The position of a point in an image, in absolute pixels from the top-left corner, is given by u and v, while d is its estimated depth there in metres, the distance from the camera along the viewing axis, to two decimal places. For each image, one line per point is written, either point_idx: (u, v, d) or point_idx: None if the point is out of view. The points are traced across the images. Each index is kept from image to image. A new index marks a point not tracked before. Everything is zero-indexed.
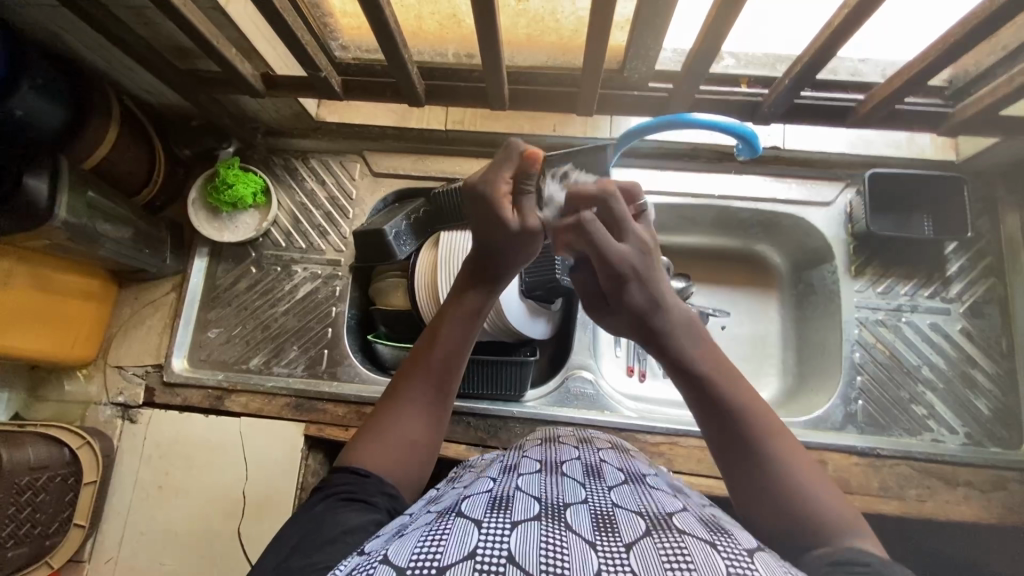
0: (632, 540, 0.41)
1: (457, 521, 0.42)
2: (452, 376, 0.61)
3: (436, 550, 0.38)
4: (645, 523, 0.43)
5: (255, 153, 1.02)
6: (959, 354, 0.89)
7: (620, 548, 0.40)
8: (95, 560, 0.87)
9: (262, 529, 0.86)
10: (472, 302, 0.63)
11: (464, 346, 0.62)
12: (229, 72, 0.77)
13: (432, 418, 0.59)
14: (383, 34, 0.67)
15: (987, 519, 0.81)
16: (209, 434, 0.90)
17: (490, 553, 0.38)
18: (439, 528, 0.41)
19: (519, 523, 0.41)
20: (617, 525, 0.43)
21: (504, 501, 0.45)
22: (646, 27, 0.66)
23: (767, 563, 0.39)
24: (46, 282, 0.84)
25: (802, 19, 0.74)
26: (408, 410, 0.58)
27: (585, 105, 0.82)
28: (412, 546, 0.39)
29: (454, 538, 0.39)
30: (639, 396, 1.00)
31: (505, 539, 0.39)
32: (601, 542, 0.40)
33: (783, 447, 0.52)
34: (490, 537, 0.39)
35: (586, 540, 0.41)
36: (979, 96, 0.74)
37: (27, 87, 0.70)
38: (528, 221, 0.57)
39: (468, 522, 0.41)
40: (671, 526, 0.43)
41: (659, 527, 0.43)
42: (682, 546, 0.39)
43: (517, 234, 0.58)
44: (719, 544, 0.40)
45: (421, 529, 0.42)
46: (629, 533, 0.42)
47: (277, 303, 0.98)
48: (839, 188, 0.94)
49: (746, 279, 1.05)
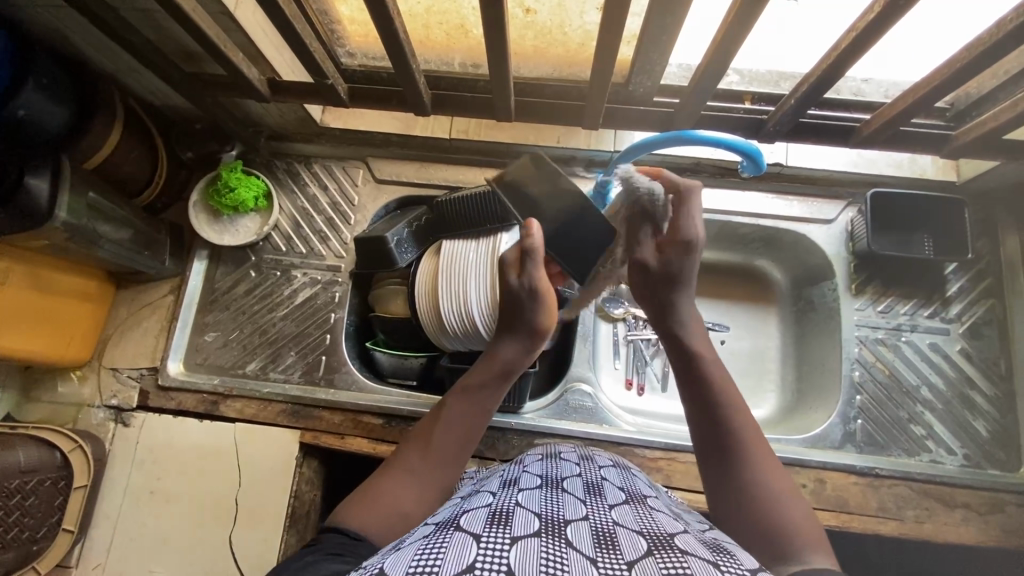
0: (634, 559, 0.40)
1: (456, 535, 0.42)
2: (457, 453, 0.62)
3: (434, 563, 0.37)
4: (646, 542, 0.43)
5: (258, 157, 1.02)
6: (959, 375, 0.89)
7: (622, 565, 0.39)
8: (82, 566, 0.85)
9: (255, 538, 0.85)
10: (503, 365, 0.67)
11: (474, 423, 0.64)
12: (236, 77, 0.77)
13: (428, 491, 0.58)
14: (392, 42, 0.67)
15: (985, 542, 0.80)
16: (204, 439, 0.89)
17: (489, 568, 0.37)
18: (437, 542, 0.41)
19: (518, 539, 0.41)
20: (618, 543, 0.43)
21: (504, 517, 0.45)
22: (654, 42, 0.66)
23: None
24: (42, 282, 0.83)
25: (806, 40, 0.75)
26: (409, 481, 0.58)
27: (590, 118, 0.83)
28: (409, 560, 0.38)
29: (453, 552, 0.39)
30: (638, 410, 0.99)
31: (504, 555, 0.39)
32: (603, 559, 0.40)
33: (752, 450, 0.57)
34: (489, 553, 0.39)
35: (587, 556, 0.40)
36: (983, 120, 0.74)
37: (31, 85, 0.70)
38: (534, 279, 0.66)
39: (467, 536, 0.41)
40: (673, 546, 0.42)
41: (660, 547, 0.42)
42: (685, 565, 0.39)
43: (525, 296, 0.67)
44: (721, 564, 0.40)
45: (419, 542, 0.42)
46: (630, 552, 0.41)
47: (276, 308, 0.97)
48: (841, 206, 0.94)
49: (745, 294, 1.05)
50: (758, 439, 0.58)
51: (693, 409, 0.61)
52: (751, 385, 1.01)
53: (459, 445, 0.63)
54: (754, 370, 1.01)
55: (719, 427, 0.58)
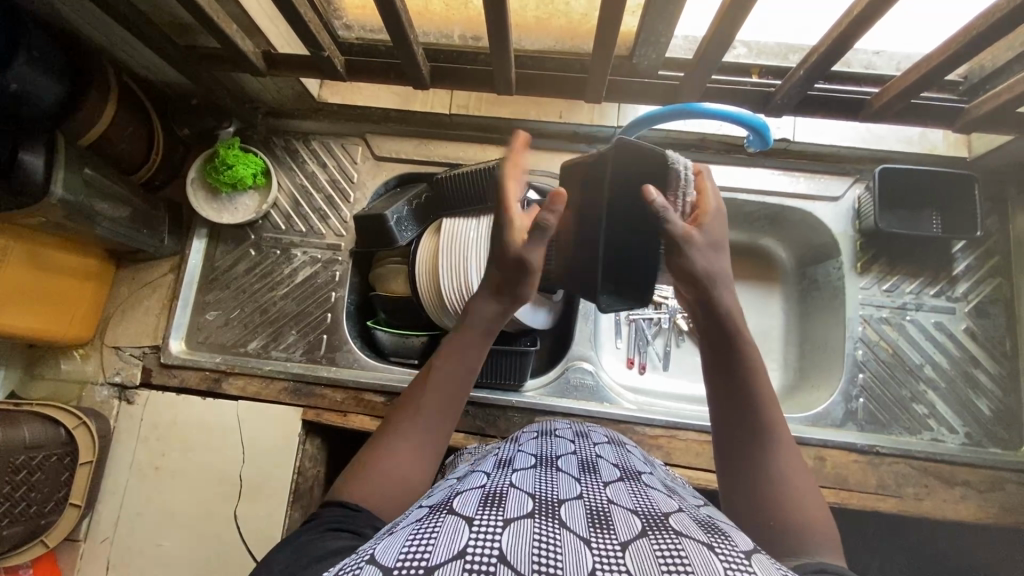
0: (627, 540, 0.40)
1: (448, 518, 0.41)
2: (449, 410, 0.60)
3: (425, 549, 0.37)
4: (641, 522, 0.43)
5: (255, 134, 1.00)
6: (962, 354, 0.89)
7: (615, 547, 0.39)
8: (90, 540, 0.87)
9: (260, 512, 0.86)
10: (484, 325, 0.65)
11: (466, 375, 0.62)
12: (232, 50, 0.76)
13: (427, 451, 0.57)
14: (389, 13, 0.66)
15: (984, 518, 0.80)
16: (206, 416, 0.90)
17: (480, 553, 0.37)
18: (429, 526, 0.40)
19: (511, 521, 0.40)
20: (612, 524, 0.43)
21: (496, 499, 0.44)
22: (659, 14, 0.64)
23: (764, 565, 0.38)
24: (39, 259, 0.82)
25: (813, 11, 0.72)
26: (407, 445, 0.56)
27: (593, 92, 0.81)
28: (400, 545, 0.38)
29: (445, 535, 0.38)
30: (638, 389, 0.99)
31: (496, 538, 0.38)
32: (596, 541, 0.40)
33: (780, 446, 0.54)
34: (481, 536, 0.38)
35: (580, 537, 0.40)
36: (996, 92, 0.72)
37: (22, 58, 0.68)
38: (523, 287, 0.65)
39: (460, 519, 0.41)
40: (667, 527, 0.42)
41: (654, 527, 0.42)
42: (679, 548, 0.38)
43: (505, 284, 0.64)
44: (715, 545, 0.39)
45: (411, 526, 0.42)
46: (624, 533, 0.41)
47: (277, 287, 0.97)
48: (848, 182, 0.92)
49: (748, 272, 1.04)
50: (783, 431, 0.55)
51: (722, 396, 0.58)
52: None
53: (455, 405, 0.61)
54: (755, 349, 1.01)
55: (752, 420, 0.55)
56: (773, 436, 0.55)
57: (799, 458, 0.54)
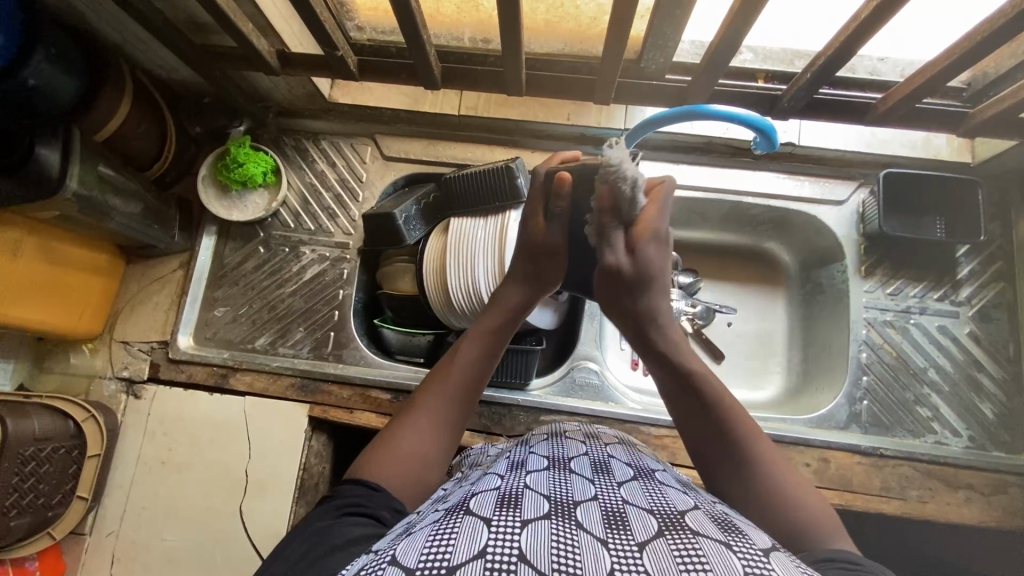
0: (645, 539, 0.41)
1: (466, 519, 0.42)
2: (466, 401, 0.62)
3: (445, 549, 0.38)
4: (657, 522, 0.43)
5: (266, 133, 1.02)
6: (966, 358, 0.89)
7: (633, 546, 0.40)
8: (96, 534, 0.87)
9: (266, 508, 0.86)
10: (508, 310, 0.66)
11: (484, 364, 0.64)
12: (247, 49, 0.77)
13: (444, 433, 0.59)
14: (403, 13, 0.67)
15: (988, 522, 0.81)
16: (214, 411, 0.90)
17: (500, 553, 0.37)
18: (447, 527, 0.41)
19: (528, 521, 0.41)
20: (628, 523, 0.43)
21: (513, 500, 0.45)
22: (668, 16, 0.65)
23: (784, 563, 0.39)
24: (52, 254, 0.83)
25: (818, 16, 0.73)
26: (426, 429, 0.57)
27: (602, 93, 0.82)
28: (420, 547, 0.39)
29: (464, 536, 0.39)
30: (643, 389, 1.00)
31: (515, 537, 0.39)
32: (614, 540, 0.40)
33: (762, 450, 0.56)
34: (499, 536, 0.39)
35: (598, 537, 0.40)
36: (1000, 97, 0.73)
37: (41, 55, 0.69)
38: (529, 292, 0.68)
39: (478, 520, 0.41)
40: (684, 526, 0.43)
41: (671, 527, 0.42)
42: (697, 548, 0.39)
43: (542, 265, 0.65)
44: (733, 544, 0.40)
45: (429, 527, 0.42)
46: (641, 532, 0.42)
47: (285, 284, 0.97)
48: (853, 187, 0.93)
49: (752, 275, 1.05)
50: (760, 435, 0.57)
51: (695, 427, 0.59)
52: (756, 366, 1.01)
53: (472, 392, 0.62)
54: (759, 351, 1.02)
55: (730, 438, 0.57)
56: (750, 444, 0.56)
57: (781, 455, 0.56)
